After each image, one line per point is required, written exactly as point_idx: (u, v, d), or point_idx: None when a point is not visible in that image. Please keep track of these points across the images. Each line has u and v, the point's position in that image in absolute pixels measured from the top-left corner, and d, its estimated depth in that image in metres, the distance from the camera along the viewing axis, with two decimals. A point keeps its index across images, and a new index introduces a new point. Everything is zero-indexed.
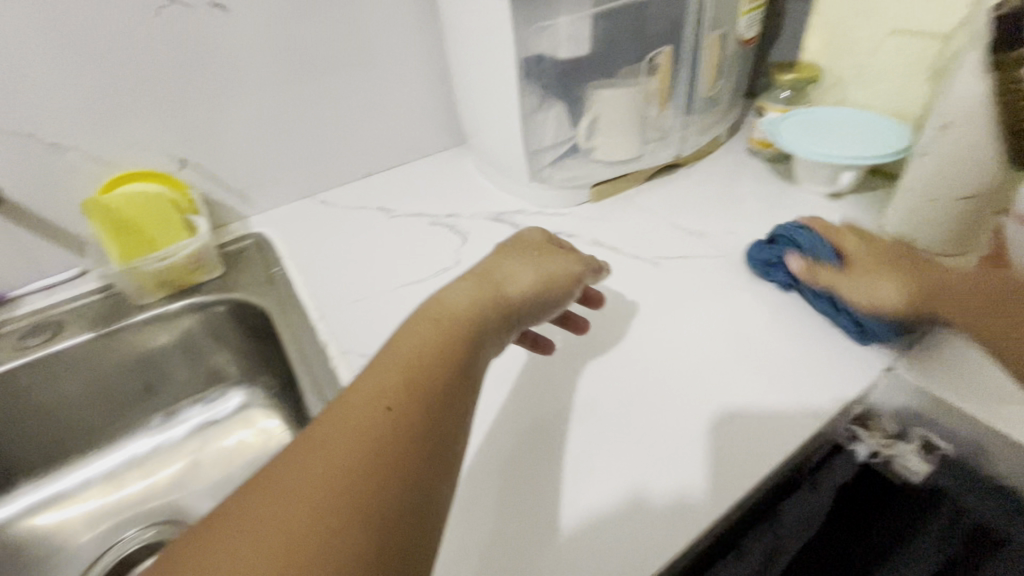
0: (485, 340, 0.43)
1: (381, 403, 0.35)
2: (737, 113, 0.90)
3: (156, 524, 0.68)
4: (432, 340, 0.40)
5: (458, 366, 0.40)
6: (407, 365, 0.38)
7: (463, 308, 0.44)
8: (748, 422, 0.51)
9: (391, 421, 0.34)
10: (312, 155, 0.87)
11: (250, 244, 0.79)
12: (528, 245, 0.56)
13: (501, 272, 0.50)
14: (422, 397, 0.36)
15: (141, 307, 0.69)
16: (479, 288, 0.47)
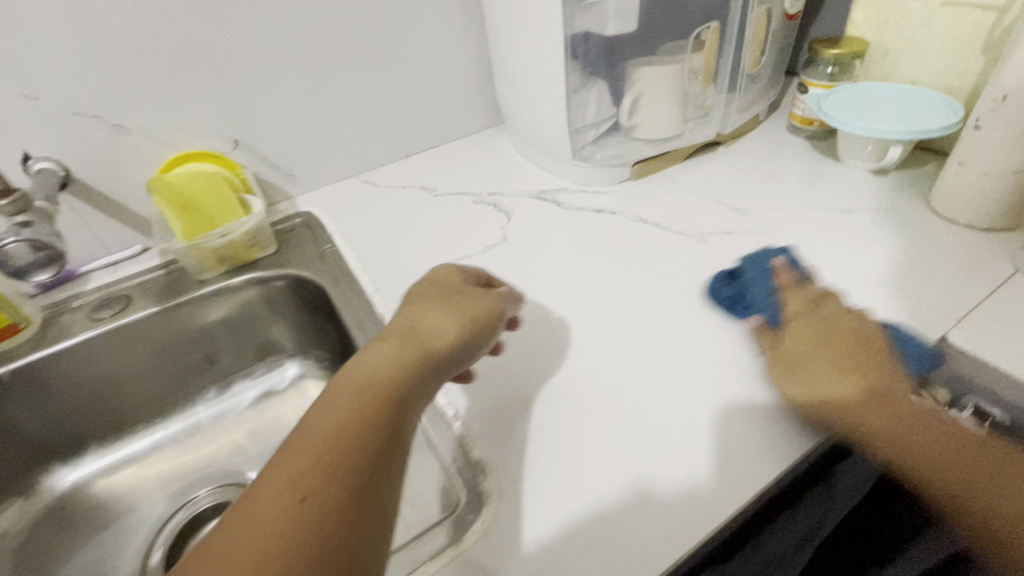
0: (407, 398, 0.45)
1: (294, 494, 0.36)
2: (777, 90, 0.90)
3: (223, 483, 0.70)
4: (345, 420, 0.41)
5: (377, 435, 0.41)
6: (323, 447, 0.39)
7: (385, 369, 0.46)
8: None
9: (301, 516, 0.35)
10: (356, 136, 0.89)
11: (300, 222, 0.82)
12: (445, 288, 0.56)
13: (423, 321, 0.51)
14: (338, 483, 0.37)
15: (203, 282, 0.73)
16: (402, 346, 0.49)
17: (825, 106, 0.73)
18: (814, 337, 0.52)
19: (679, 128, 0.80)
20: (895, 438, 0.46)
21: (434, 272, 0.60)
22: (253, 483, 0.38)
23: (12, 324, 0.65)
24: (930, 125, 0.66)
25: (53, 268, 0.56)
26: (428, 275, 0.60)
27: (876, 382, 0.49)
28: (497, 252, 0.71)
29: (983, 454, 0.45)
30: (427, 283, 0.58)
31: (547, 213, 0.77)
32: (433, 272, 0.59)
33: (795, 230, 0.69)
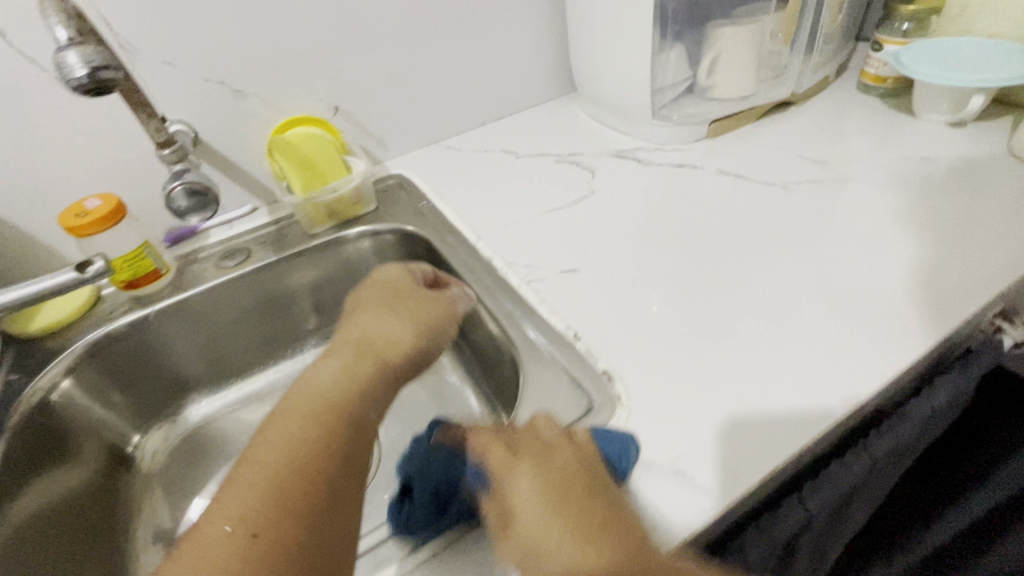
0: (362, 416, 0.45)
1: (245, 531, 0.36)
2: (847, 51, 0.92)
3: None
4: (299, 442, 0.41)
5: (332, 455, 0.41)
6: (273, 480, 0.39)
7: (336, 388, 0.46)
8: (899, 310, 0.55)
9: (249, 551, 0.35)
10: (438, 104, 0.94)
11: (393, 183, 0.88)
12: (384, 296, 0.58)
13: (373, 333, 0.53)
14: (290, 512, 0.37)
15: (314, 235, 0.79)
16: (353, 360, 0.49)
17: (903, 60, 0.76)
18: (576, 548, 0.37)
19: (755, 87, 0.84)
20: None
21: (388, 271, 0.62)
22: (202, 515, 0.38)
23: (154, 271, 0.71)
24: (1014, 73, 0.69)
25: (210, 212, 0.64)
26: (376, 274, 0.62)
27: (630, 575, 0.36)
28: (587, 203, 0.76)
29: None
30: (374, 287, 0.59)
31: (629, 169, 0.81)
32: (381, 272, 0.62)
33: (876, 178, 0.72)
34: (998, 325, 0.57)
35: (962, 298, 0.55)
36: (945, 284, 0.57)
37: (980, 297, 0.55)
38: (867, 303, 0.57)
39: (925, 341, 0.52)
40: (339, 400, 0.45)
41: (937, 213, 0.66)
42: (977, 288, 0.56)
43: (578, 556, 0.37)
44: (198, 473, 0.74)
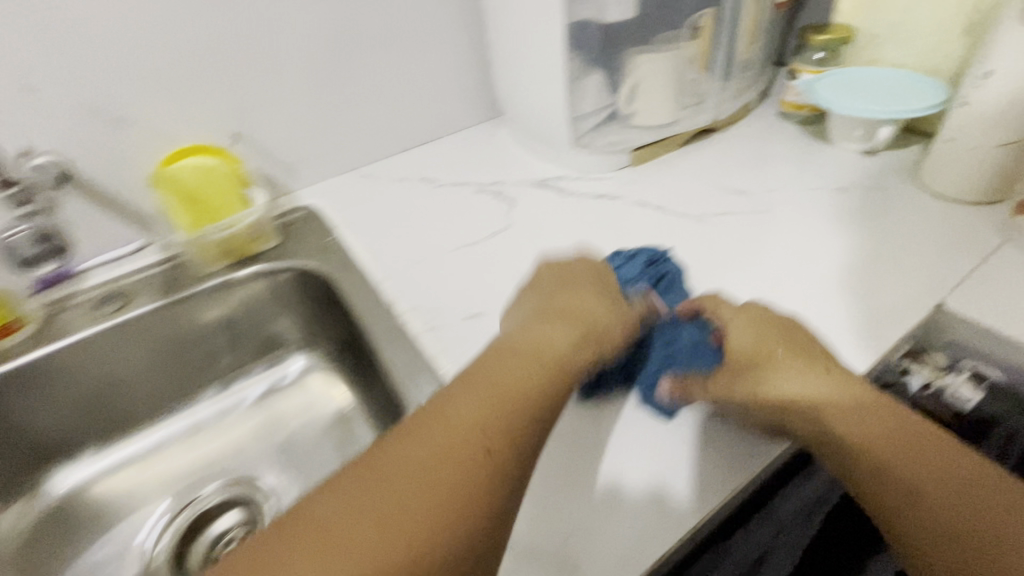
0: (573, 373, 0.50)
1: (481, 443, 0.42)
2: (768, 77, 0.92)
3: (228, 479, 0.71)
4: (527, 385, 0.46)
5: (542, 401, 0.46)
6: (477, 416, 0.44)
7: (548, 344, 0.50)
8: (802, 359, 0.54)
9: (487, 463, 0.41)
10: (355, 130, 0.89)
11: (301, 216, 0.81)
12: (582, 284, 0.57)
13: (581, 315, 0.53)
14: (515, 444, 0.43)
15: (206, 276, 0.73)
16: (569, 335, 0.51)
17: (815, 90, 0.75)
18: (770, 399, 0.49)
19: (676, 114, 0.82)
20: (873, 447, 0.45)
21: (580, 261, 0.60)
22: (445, 398, 0.45)
23: (9, 325, 0.65)
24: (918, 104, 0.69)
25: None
26: (578, 260, 0.60)
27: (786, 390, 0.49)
28: (502, 237, 0.72)
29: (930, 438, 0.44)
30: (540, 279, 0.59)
31: (549, 201, 0.78)
32: (581, 260, 0.60)
33: (791, 210, 0.71)
34: (905, 365, 0.56)
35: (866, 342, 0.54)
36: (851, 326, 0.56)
37: (886, 340, 0.54)
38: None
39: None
40: (535, 361, 0.48)
41: (849, 246, 0.65)
42: (880, 327, 0.55)
43: (824, 393, 0.47)
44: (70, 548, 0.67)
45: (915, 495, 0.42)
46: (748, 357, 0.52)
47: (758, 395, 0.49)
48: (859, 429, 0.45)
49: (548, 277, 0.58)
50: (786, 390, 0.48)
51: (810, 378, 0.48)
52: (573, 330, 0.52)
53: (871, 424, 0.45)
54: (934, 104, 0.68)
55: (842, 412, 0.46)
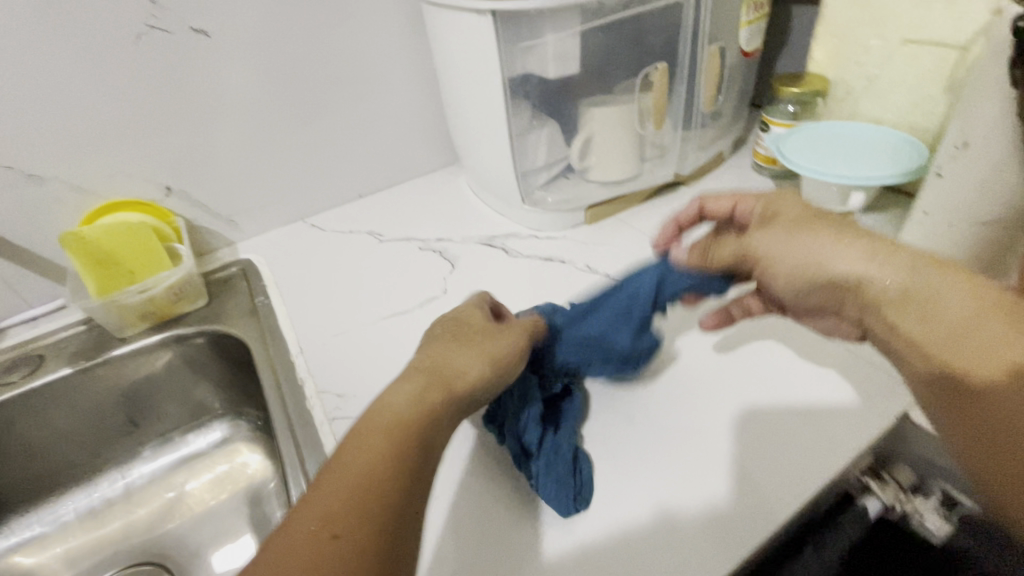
0: (441, 407, 0.41)
1: (326, 531, 0.34)
2: (740, 126, 0.86)
3: (134, 562, 0.67)
4: (378, 446, 0.38)
5: (402, 456, 0.38)
6: (360, 475, 0.36)
7: (390, 404, 0.41)
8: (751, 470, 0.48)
9: (337, 554, 0.33)
10: (303, 179, 0.85)
11: (237, 270, 0.79)
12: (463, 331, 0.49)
13: (450, 360, 0.45)
14: (373, 515, 0.35)
15: (124, 340, 0.69)
16: (430, 385, 0.42)
17: (782, 148, 0.70)
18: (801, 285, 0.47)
19: (635, 170, 0.77)
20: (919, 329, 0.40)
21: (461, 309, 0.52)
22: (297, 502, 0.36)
23: None
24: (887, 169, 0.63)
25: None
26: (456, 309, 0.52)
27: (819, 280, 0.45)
28: (436, 305, 0.67)
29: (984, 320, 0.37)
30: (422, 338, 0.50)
31: (494, 263, 0.73)
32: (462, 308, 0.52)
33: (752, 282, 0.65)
34: (866, 483, 0.51)
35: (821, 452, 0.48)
36: (802, 432, 0.50)
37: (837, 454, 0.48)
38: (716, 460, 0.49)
39: (763, 527, 0.44)
40: (403, 413, 0.40)
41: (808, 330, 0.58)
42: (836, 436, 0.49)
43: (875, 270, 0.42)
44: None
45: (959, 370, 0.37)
46: (792, 219, 0.47)
47: (826, 262, 0.44)
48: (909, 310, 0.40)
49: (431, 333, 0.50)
50: (835, 261, 0.44)
51: (854, 244, 0.43)
52: (439, 379, 0.43)
53: (918, 291, 0.40)
54: (910, 170, 0.62)
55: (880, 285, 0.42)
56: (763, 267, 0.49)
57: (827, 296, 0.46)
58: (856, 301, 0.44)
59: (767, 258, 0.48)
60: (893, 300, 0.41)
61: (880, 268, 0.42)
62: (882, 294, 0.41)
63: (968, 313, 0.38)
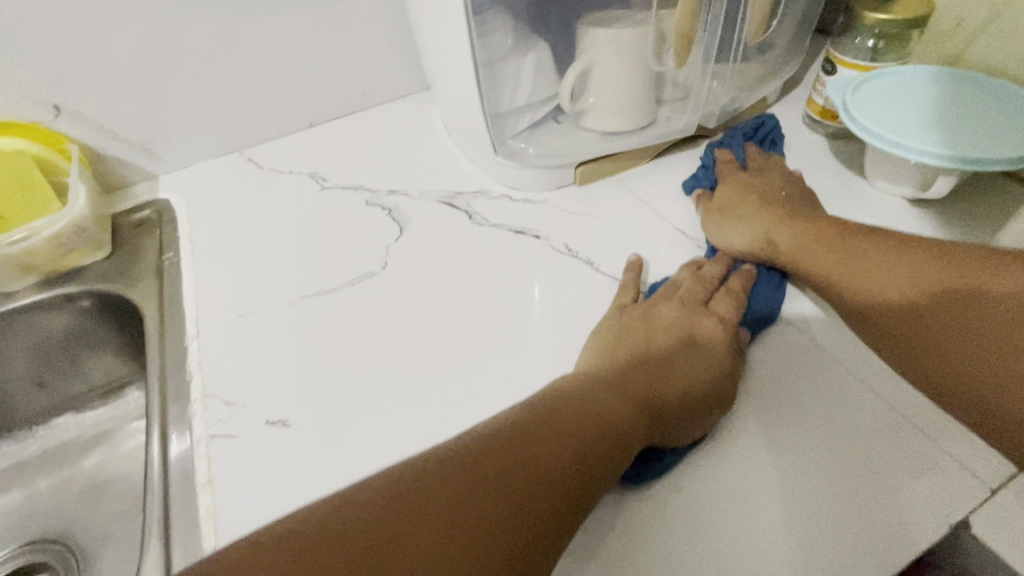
0: (674, 342, 0.46)
1: (617, 360, 0.44)
2: (794, 64, 0.66)
3: (30, 543, 0.60)
4: (624, 325, 0.47)
5: (634, 353, 0.45)
6: (576, 440, 0.37)
7: (634, 326, 0.47)
8: (839, 451, 0.42)
9: (617, 413, 0.40)
10: (238, 101, 0.69)
11: (150, 214, 0.66)
12: (663, 345, 0.46)
13: (690, 310, 0.48)
14: (623, 355, 0.45)
15: (9, 295, 0.58)
16: (633, 370, 0.43)
17: (851, 102, 0.51)
18: (792, 238, 0.51)
19: (646, 118, 0.59)
20: (905, 325, 0.44)
21: (656, 308, 0.48)
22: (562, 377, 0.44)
23: None
24: (984, 151, 0.45)
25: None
26: (652, 301, 0.50)
27: (777, 235, 0.52)
28: (371, 285, 0.53)
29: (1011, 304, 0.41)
30: (599, 337, 0.47)
31: (453, 229, 0.58)
32: (657, 308, 0.49)
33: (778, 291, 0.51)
34: None
35: (907, 475, 0.41)
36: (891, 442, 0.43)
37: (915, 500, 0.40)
38: (792, 430, 0.44)
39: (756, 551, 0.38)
40: (612, 421, 0.39)
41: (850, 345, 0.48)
42: (922, 466, 0.42)
43: (881, 263, 0.46)
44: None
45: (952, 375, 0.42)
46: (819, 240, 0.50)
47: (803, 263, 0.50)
48: (847, 254, 0.48)
49: (623, 329, 0.47)
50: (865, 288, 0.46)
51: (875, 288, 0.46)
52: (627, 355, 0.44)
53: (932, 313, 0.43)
54: None
55: (880, 263, 0.46)
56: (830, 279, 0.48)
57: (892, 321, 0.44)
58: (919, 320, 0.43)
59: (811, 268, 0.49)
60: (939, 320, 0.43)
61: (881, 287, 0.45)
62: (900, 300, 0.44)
63: (883, 277, 0.45)
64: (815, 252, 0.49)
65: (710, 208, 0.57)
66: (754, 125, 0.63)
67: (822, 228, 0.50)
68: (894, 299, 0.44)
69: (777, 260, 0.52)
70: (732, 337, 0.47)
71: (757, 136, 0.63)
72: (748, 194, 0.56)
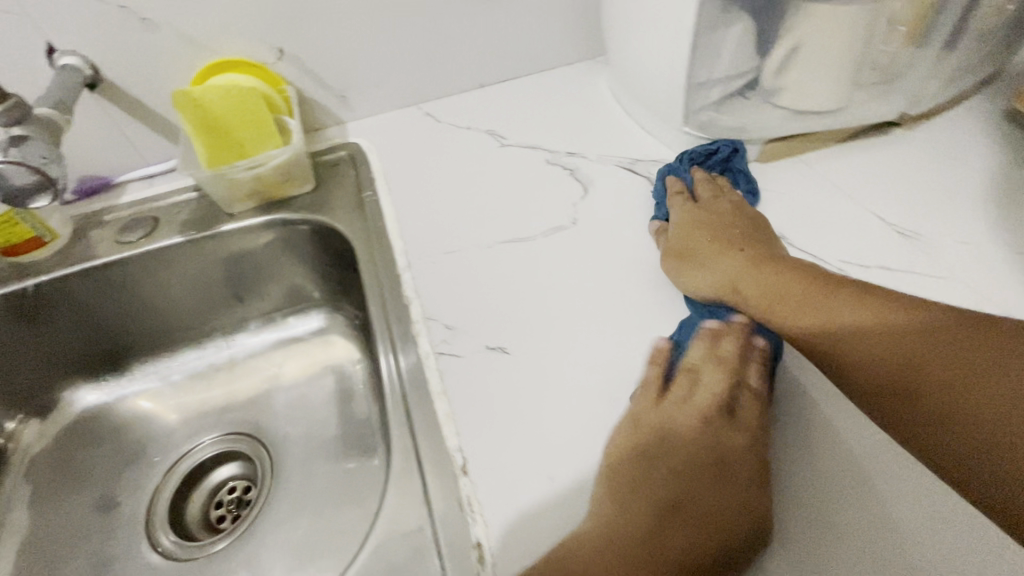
0: (687, 464, 0.42)
1: (629, 496, 0.40)
2: (1002, 56, 0.63)
3: (230, 433, 0.69)
4: (634, 449, 0.42)
5: (648, 481, 0.41)
6: None
7: (636, 447, 0.42)
8: (867, 548, 0.40)
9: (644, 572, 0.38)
10: (424, 58, 0.73)
11: (344, 155, 0.72)
12: (681, 485, 0.41)
13: (700, 417, 0.43)
14: (638, 486, 0.40)
15: (234, 216, 0.66)
16: (648, 514, 0.39)
17: None
18: (766, 290, 0.48)
19: (844, 100, 0.59)
20: (923, 394, 0.42)
21: (675, 423, 0.43)
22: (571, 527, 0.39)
23: (34, 238, 0.61)
24: None
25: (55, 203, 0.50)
26: (663, 407, 0.44)
27: (744, 282, 0.49)
28: (564, 238, 0.57)
29: (980, 343, 0.42)
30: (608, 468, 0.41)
31: (636, 197, 0.61)
32: (677, 421, 0.43)
33: (962, 273, 0.52)
34: None
35: (927, 530, 0.41)
36: (899, 506, 0.42)
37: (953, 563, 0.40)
38: (807, 532, 0.41)
39: None
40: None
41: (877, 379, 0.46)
42: (928, 505, 0.42)
43: (862, 318, 0.44)
44: (76, 480, 0.64)
45: (965, 433, 0.40)
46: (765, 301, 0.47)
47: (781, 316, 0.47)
48: (828, 312, 0.45)
49: (632, 457, 0.42)
50: (841, 347, 0.44)
51: (876, 344, 0.44)
52: (641, 494, 0.40)
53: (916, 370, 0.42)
54: None
55: (855, 317, 0.44)
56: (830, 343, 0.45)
57: (889, 381, 0.43)
58: (927, 384, 0.42)
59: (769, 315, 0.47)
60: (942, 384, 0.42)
61: (871, 343, 0.44)
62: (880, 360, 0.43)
63: (878, 334, 0.44)
64: (796, 311, 0.46)
65: (667, 251, 0.53)
66: (710, 149, 0.62)
67: (779, 277, 0.48)
68: (899, 358, 0.43)
69: (746, 309, 0.48)
70: (761, 463, 0.42)
71: (708, 161, 0.62)
72: (702, 234, 0.53)
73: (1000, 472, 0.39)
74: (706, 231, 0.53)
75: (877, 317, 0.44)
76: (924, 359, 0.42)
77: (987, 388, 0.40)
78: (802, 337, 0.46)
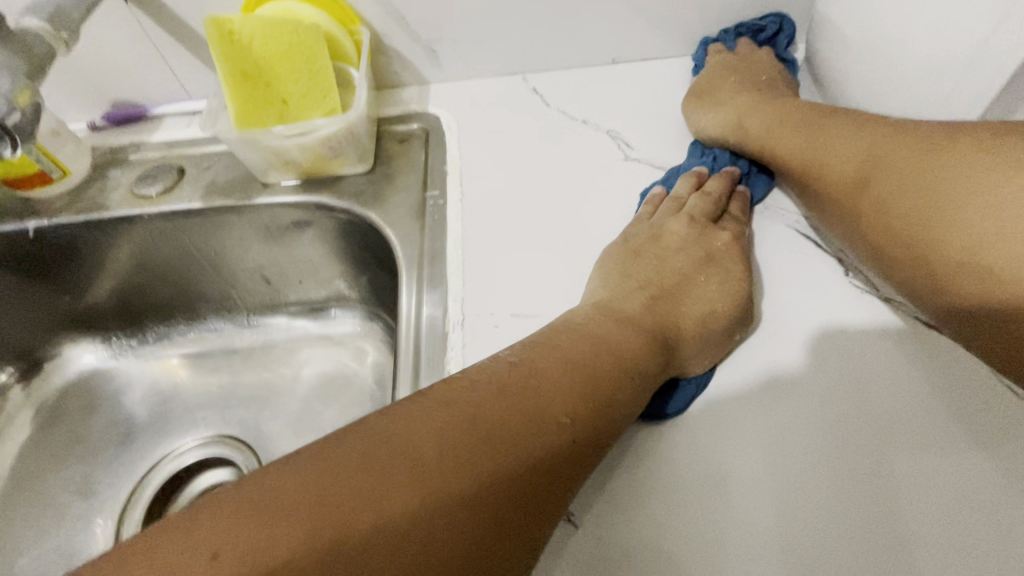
0: (681, 261, 0.42)
1: (629, 283, 0.41)
2: None
3: (226, 437, 0.58)
4: (622, 248, 0.43)
5: (639, 265, 0.42)
6: (556, 370, 0.34)
7: (620, 239, 0.44)
8: (829, 419, 0.37)
9: (625, 332, 0.37)
10: (548, 12, 0.53)
11: (418, 130, 0.55)
12: (681, 269, 0.42)
13: (695, 219, 0.44)
14: (633, 277, 0.41)
15: (267, 188, 0.52)
16: (641, 291, 0.40)
17: None
18: (766, 124, 0.46)
19: None
20: (887, 183, 0.37)
21: (666, 226, 0.44)
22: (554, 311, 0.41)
23: (41, 173, 0.51)
24: None
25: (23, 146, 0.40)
26: (655, 223, 0.45)
27: (751, 117, 0.47)
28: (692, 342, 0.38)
29: (949, 129, 0.35)
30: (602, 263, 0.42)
31: (806, 299, 0.42)
32: (666, 227, 0.44)
33: None
34: None
35: (908, 408, 0.37)
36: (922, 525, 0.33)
37: (927, 444, 0.35)
38: (756, 380, 0.39)
39: None
40: (622, 357, 0.36)
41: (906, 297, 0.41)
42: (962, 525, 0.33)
43: (849, 138, 0.40)
44: (61, 451, 0.57)
45: (935, 252, 0.34)
46: (758, 129, 0.46)
47: (761, 136, 0.46)
48: (817, 137, 0.42)
49: (620, 250, 0.43)
50: (819, 155, 0.41)
51: (848, 142, 0.40)
52: (638, 284, 0.41)
53: (888, 156, 0.37)
54: None
55: (838, 128, 0.41)
56: (804, 159, 0.42)
57: (856, 175, 0.38)
58: (896, 171, 0.36)
59: (755, 137, 0.46)
60: (908, 164, 0.36)
61: (843, 147, 0.40)
62: (846, 164, 0.39)
63: (856, 153, 0.39)
64: (788, 139, 0.44)
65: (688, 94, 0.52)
66: (757, 24, 0.54)
67: (782, 109, 0.46)
68: (865, 153, 0.38)
69: (745, 145, 0.47)
70: (748, 254, 0.43)
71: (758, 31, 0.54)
72: (728, 77, 0.51)
73: (960, 248, 0.32)
74: (730, 76, 0.51)
75: (861, 133, 0.39)
76: (886, 149, 0.37)
77: (974, 186, 0.32)
78: (781, 159, 0.44)
